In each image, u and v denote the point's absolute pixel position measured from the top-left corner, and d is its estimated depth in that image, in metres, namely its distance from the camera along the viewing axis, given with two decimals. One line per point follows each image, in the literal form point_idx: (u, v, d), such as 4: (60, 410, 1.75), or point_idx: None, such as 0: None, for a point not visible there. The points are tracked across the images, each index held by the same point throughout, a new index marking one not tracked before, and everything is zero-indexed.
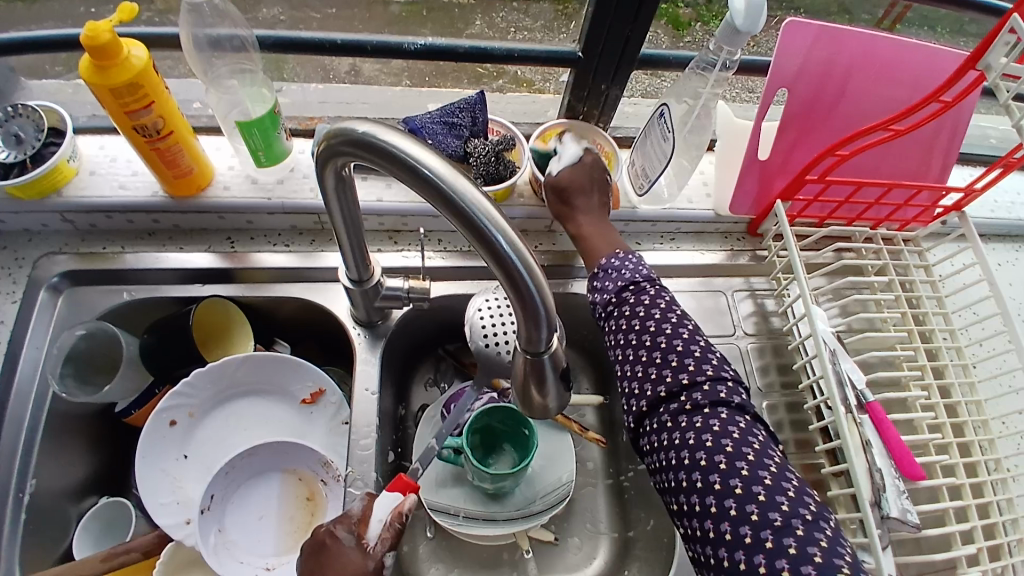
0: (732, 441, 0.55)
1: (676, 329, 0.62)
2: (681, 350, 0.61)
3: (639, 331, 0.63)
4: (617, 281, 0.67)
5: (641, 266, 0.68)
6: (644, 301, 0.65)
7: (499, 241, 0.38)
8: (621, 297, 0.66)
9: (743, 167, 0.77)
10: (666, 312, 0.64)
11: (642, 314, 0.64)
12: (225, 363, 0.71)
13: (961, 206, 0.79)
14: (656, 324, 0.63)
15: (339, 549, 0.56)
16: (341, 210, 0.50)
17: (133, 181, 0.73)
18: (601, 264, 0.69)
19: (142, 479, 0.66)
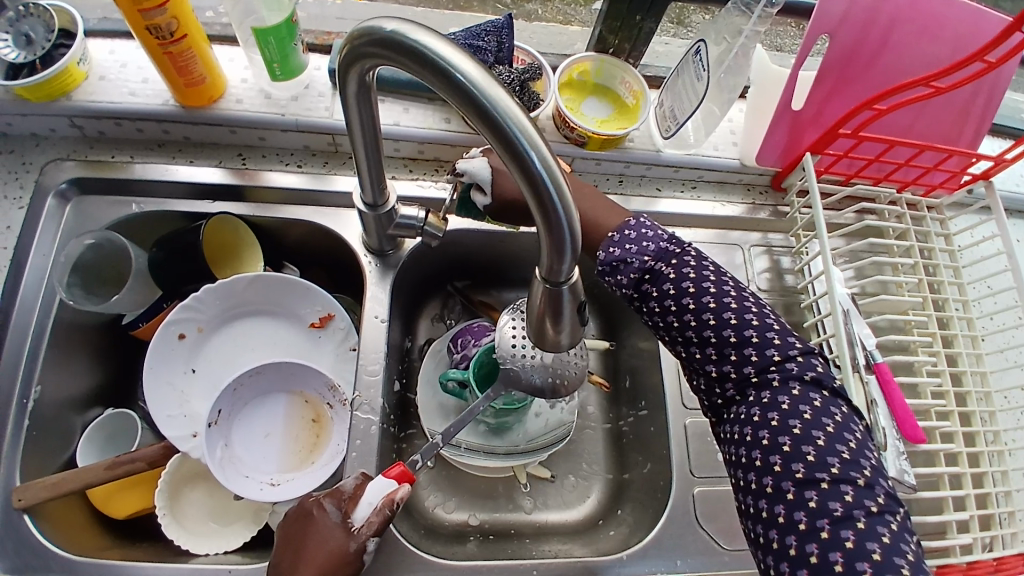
0: (800, 423, 0.53)
1: (721, 298, 0.58)
2: (736, 322, 0.57)
3: (680, 311, 0.59)
4: (630, 270, 0.61)
5: (657, 235, 0.62)
6: (677, 275, 0.60)
7: (529, 155, 0.36)
8: (641, 280, 0.61)
9: (774, 118, 0.75)
10: (708, 281, 0.59)
11: (687, 289, 0.59)
12: (233, 282, 0.70)
13: (989, 175, 0.76)
14: (704, 295, 0.59)
15: (324, 522, 0.57)
16: (359, 125, 0.48)
17: (144, 89, 0.70)
18: (611, 240, 0.62)
19: (149, 390, 0.66)
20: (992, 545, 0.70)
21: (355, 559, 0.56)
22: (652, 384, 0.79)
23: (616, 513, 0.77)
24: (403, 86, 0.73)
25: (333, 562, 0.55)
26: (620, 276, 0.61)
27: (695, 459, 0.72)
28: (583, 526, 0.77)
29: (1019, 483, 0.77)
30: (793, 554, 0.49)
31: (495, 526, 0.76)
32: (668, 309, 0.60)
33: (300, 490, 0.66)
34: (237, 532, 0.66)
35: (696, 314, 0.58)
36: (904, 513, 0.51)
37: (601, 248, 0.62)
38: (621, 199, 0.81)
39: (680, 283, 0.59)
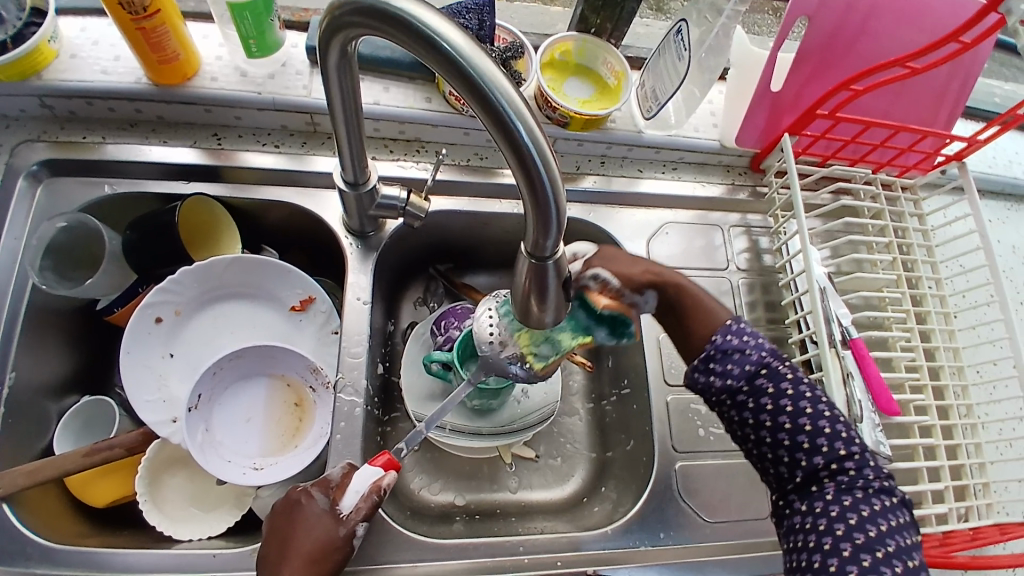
0: (856, 515, 0.52)
1: (816, 404, 0.56)
2: (829, 430, 0.55)
3: (774, 411, 0.56)
4: (745, 361, 0.58)
5: (763, 342, 0.59)
6: (776, 390, 0.56)
7: (516, 125, 0.37)
8: (755, 374, 0.58)
9: (753, 101, 0.75)
10: (806, 387, 0.57)
11: (779, 393, 0.56)
12: (211, 264, 0.69)
13: (962, 157, 0.78)
14: (785, 393, 0.56)
15: (311, 511, 0.56)
16: (340, 99, 0.48)
17: (116, 66, 0.68)
18: (715, 343, 0.59)
19: (127, 374, 0.65)
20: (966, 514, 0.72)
21: (345, 545, 0.56)
22: (635, 365, 0.79)
23: (599, 491, 0.78)
24: (382, 64, 0.72)
25: (322, 548, 0.55)
26: (729, 365, 0.58)
27: (677, 436, 0.73)
28: (568, 503, 0.78)
29: (990, 454, 0.79)
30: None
31: (480, 506, 0.77)
32: (762, 408, 0.57)
33: (284, 473, 0.65)
34: (219, 517, 0.66)
35: (790, 416, 0.56)
36: None
37: (716, 333, 0.59)
38: (603, 180, 0.81)
39: (779, 396, 0.56)
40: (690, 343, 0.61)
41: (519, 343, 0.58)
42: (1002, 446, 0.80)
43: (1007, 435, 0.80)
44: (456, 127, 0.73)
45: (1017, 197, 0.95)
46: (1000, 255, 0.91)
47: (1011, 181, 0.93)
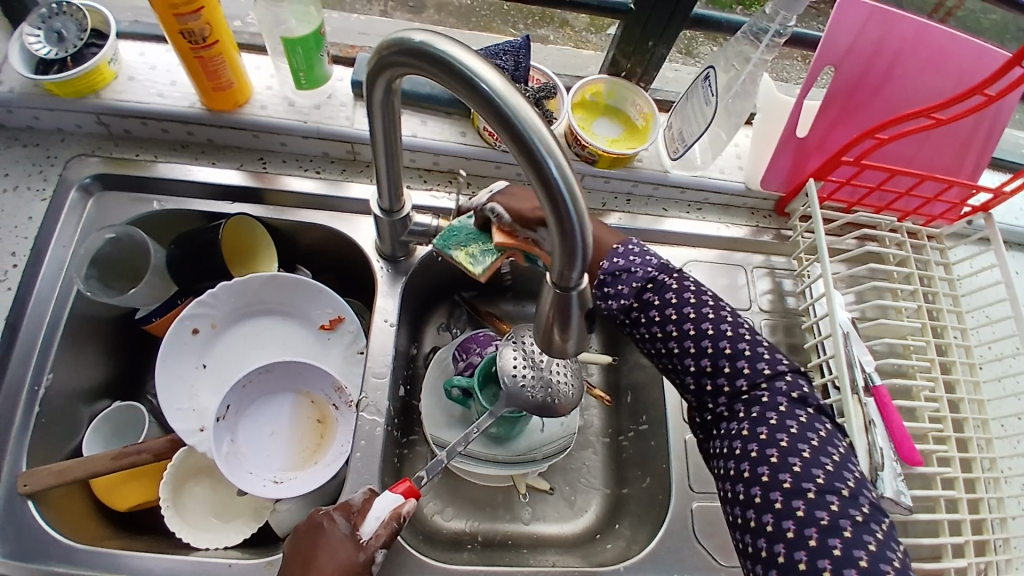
0: (767, 427, 0.55)
1: (699, 307, 0.61)
2: (713, 332, 0.60)
3: (662, 322, 0.61)
4: (633, 279, 0.63)
5: (649, 259, 0.64)
6: (668, 301, 0.62)
7: (548, 163, 0.39)
8: (643, 289, 0.63)
9: (780, 143, 0.77)
10: (692, 295, 0.62)
11: (673, 310, 0.61)
12: (248, 280, 0.72)
13: (988, 207, 0.79)
14: (685, 314, 0.61)
15: (332, 534, 0.57)
16: (382, 131, 0.51)
17: (171, 90, 0.73)
18: (603, 266, 0.64)
19: (160, 383, 0.68)
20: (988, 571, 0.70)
21: (365, 571, 0.56)
22: (654, 400, 0.80)
23: (614, 527, 0.78)
24: (421, 99, 0.75)
25: (343, 573, 0.55)
26: (621, 285, 0.63)
27: (694, 474, 0.73)
28: (581, 538, 0.78)
29: (1014, 510, 0.78)
30: (783, 561, 0.50)
31: (494, 536, 0.77)
32: (653, 319, 0.62)
33: (303, 488, 0.66)
34: (237, 528, 0.67)
35: (676, 324, 0.61)
36: (889, 524, 0.52)
37: (606, 257, 0.64)
38: (628, 217, 0.83)
39: (667, 310, 0.61)
40: (587, 266, 0.66)
41: (461, 263, 0.64)
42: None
43: None
44: (491, 161, 0.76)
45: None
46: None
47: None
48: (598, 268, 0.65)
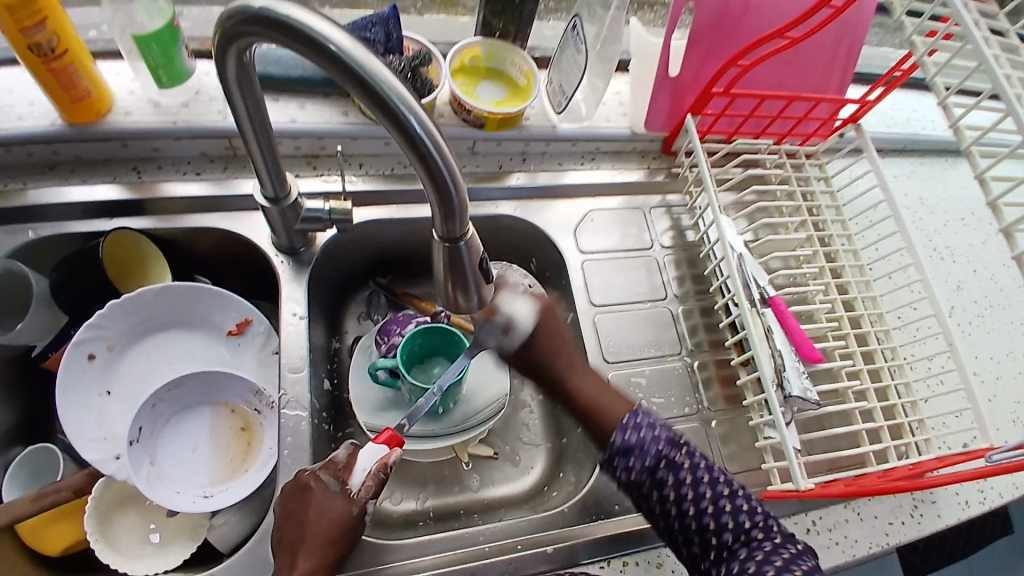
0: (772, 568, 0.51)
1: (715, 486, 0.56)
2: (732, 506, 0.55)
3: (677, 499, 0.55)
4: (646, 455, 0.57)
5: (658, 426, 0.59)
6: (678, 483, 0.56)
7: (410, 119, 0.40)
8: (656, 468, 0.57)
9: (655, 87, 0.81)
10: (707, 479, 0.56)
11: (688, 486, 0.56)
12: (140, 295, 0.68)
13: (856, 119, 0.84)
14: (701, 486, 0.56)
15: (323, 493, 0.57)
16: (246, 107, 0.49)
17: (31, 111, 0.68)
18: (615, 440, 0.58)
19: (63, 414, 0.64)
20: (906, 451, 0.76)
21: (359, 522, 0.57)
22: None
23: (560, 476, 0.80)
24: (296, 83, 0.74)
25: (337, 528, 0.56)
26: (632, 462, 0.57)
27: None
28: (531, 494, 0.79)
29: (922, 392, 0.84)
30: None
31: (445, 508, 0.77)
32: (666, 498, 0.56)
33: (235, 497, 0.65)
34: (175, 551, 0.64)
35: (694, 501, 0.55)
36: None
37: (617, 432, 0.58)
38: (528, 176, 0.84)
39: (681, 487, 0.56)
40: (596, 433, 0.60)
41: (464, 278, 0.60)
42: (932, 382, 0.85)
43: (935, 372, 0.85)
44: (377, 138, 0.76)
45: (916, 153, 1.02)
46: (906, 207, 0.97)
47: (909, 139, 1.00)
48: (609, 441, 0.59)
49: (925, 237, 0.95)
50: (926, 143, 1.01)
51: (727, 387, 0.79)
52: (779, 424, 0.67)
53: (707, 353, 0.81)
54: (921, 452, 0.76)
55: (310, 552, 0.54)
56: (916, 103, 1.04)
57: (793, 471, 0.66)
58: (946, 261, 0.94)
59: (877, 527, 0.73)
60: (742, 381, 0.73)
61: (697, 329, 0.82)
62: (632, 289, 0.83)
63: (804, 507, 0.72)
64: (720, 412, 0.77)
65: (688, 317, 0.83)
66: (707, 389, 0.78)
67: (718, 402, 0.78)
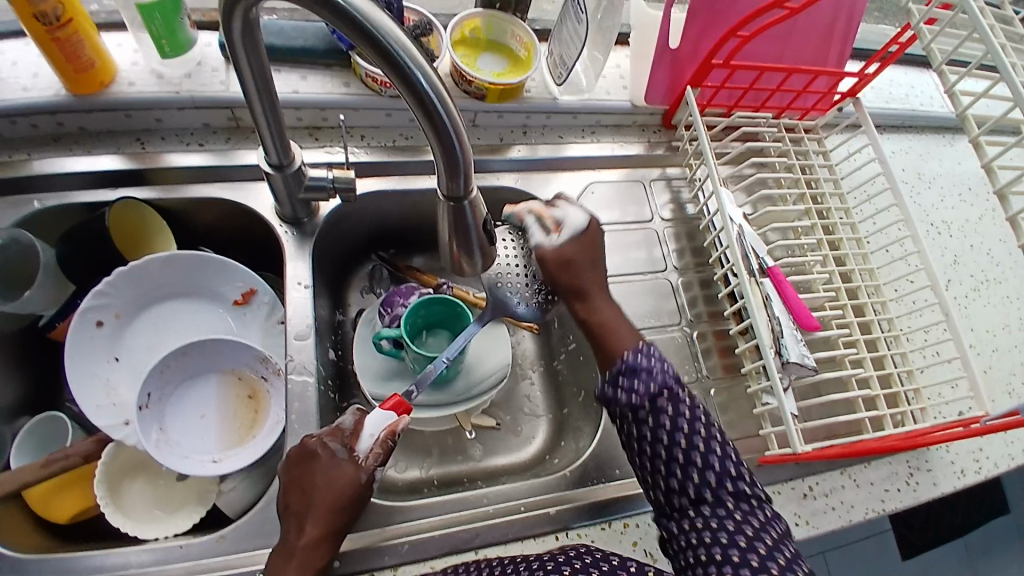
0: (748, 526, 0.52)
1: (710, 429, 0.56)
2: (722, 453, 0.55)
3: (671, 429, 0.55)
4: (651, 381, 0.57)
5: (667, 366, 0.59)
6: (674, 415, 0.56)
7: (418, 75, 0.41)
8: (656, 396, 0.57)
9: (655, 60, 0.81)
10: (701, 425, 0.56)
11: (684, 423, 0.55)
12: (147, 263, 0.69)
13: (855, 91, 0.84)
14: (698, 431, 0.55)
15: (330, 459, 0.58)
16: (249, 66, 0.49)
17: (36, 83, 0.69)
18: (625, 360, 0.59)
19: (72, 380, 0.65)
20: (903, 418, 0.76)
21: (365, 487, 0.59)
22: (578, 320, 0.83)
23: (560, 445, 0.81)
24: (297, 55, 0.75)
25: (345, 493, 0.57)
26: (637, 382, 0.57)
27: None
28: (534, 461, 0.80)
29: (919, 361, 0.84)
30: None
31: (449, 476, 0.78)
32: (659, 428, 0.55)
33: (244, 460, 0.66)
34: (184, 516, 0.65)
35: (685, 441, 0.55)
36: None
37: (630, 351, 0.59)
38: (530, 149, 0.85)
39: (677, 421, 0.55)
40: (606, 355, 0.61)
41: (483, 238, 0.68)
42: (928, 352, 0.85)
43: (932, 341, 0.86)
44: (379, 110, 0.76)
45: (914, 128, 1.03)
46: (904, 182, 0.98)
47: (907, 114, 1.01)
48: (617, 360, 0.60)
49: (922, 212, 0.96)
50: (924, 118, 1.01)
51: (726, 357, 0.80)
52: (777, 389, 0.67)
53: (707, 324, 0.82)
54: (917, 420, 0.77)
55: (319, 518, 0.56)
56: (914, 79, 1.04)
57: (789, 436, 0.67)
58: (943, 235, 0.94)
59: (872, 492, 0.74)
60: (741, 350, 0.74)
61: (697, 300, 0.83)
62: (631, 261, 0.84)
63: (800, 472, 0.73)
64: (720, 381, 0.78)
65: (688, 289, 0.84)
66: (706, 358, 0.80)
67: (717, 371, 0.79)
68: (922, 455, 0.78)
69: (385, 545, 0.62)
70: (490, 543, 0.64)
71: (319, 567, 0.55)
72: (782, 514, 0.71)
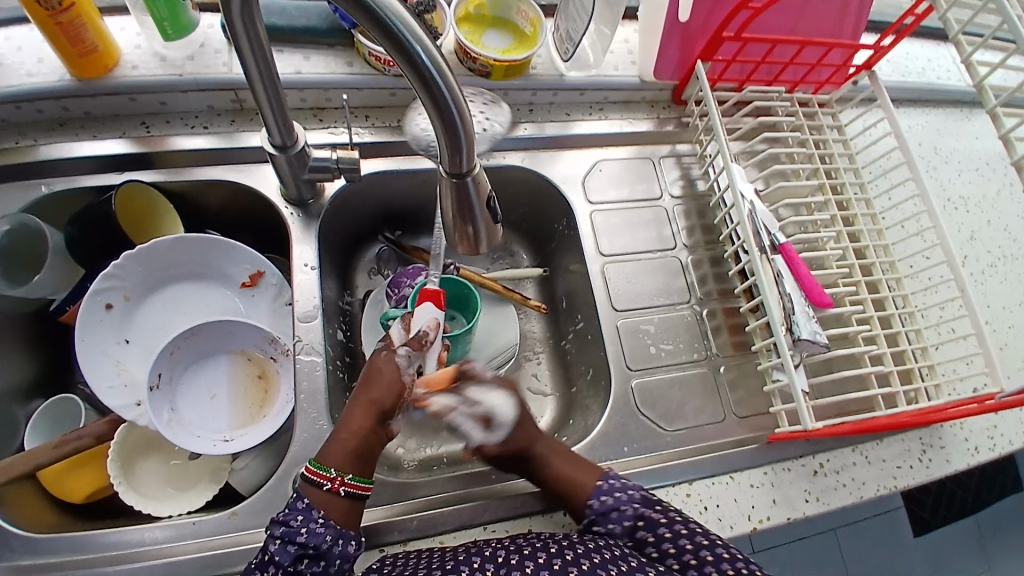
0: None
1: (695, 537, 0.59)
2: (696, 560, 0.57)
3: (654, 559, 0.59)
4: (623, 518, 0.61)
5: (630, 489, 0.62)
6: (656, 537, 0.59)
7: (417, 50, 0.40)
8: (635, 528, 0.60)
9: (663, 35, 0.79)
10: (687, 537, 0.59)
11: (668, 544, 0.59)
12: (153, 246, 0.69)
13: (870, 65, 0.81)
14: (682, 545, 0.58)
15: (385, 361, 0.61)
16: (247, 40, 0.48)
17: (40, 68, 0.69)
18: (592, 508, 0.61)
19: (84, 361, 0.66)
20: (915, 396, 0.75)
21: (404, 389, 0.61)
22: (586, 299, 0.82)
23: (569, 423, 0.80)
24: (300, 34, 0.74)
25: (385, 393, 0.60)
26: (611, 525, 0.61)
27: (630, 354, 0.76)
28: None
29: (932, 339, 0.83)
30: None
31: (459, 455, 0.79)
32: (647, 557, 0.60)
33: (254, 440, 0.67)
34: (197, 494, 0.66)
35: (675, 555, 0.58)
36: None
37: (591, 498, 0.61)
38: (536, 127, 0.84)
39: (661, 543, 0.59)
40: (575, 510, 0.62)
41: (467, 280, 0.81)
42: (943, 328, 0.84)
43: (948, 319, 0.84)
44: (383, 89, 0.76)
45: (932, 102, 1.00)
46: (920, 157, 0.95)
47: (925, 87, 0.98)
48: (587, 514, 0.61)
49: (939, 186, 0.93)
50: (942, 92, 0.98)
51: (736, 335, 0.79)
52: (789, 365, 0.67)
53: (716, 302, 0.81)
54: (930, 398, 0.75)
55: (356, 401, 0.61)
56: (932, 52, 1.01)
57: (800, 413, 0.66)
58: (960, 211, 0.92)
59: (884, 469, 0.74)
60: (751, 327, 0.73)
61: (706, 279, 0.82)
62: (639, 240, 0.83)
63: (810, 450, 0.73)
64: (730, 359, 0.78)
65: (697, 267, 0.83)
66: (716, 337, 0.79)
67: (726, 349, 0.78)
68: (935, 432, 0.77)
69: (394, 520, 0.63)
70: (497, 519, 0.64)
71: (356, 451, 0.58)
72: (792, 491, 0.70)
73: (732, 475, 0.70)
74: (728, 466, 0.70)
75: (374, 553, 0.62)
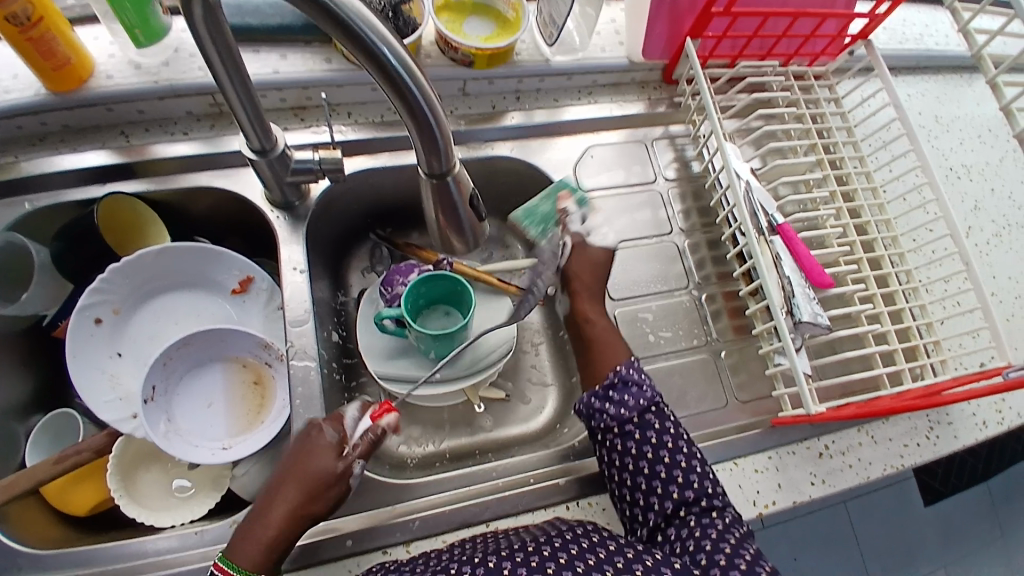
0: (711, 542, 0.56)
1: (675, 453, 0.61)
2: (683, 480, 0.60)
3: (638, 456, 0.61)
4: (625, 406, 0.63)
5: (647, 386, 0.64)
6: (641, 438, 0.61)
7: (384, 51, 0.39)
8: (628, 421, 0.62)
9: (650, 16, 0.77)
10: (666, 449, 0.61)
11: (651, 447, 0.61)
12: (140, 257, 0.69)
13: (865, 33, 0.79)
14: (660, 453, 0.61)
15: (320, 446, 0.58)
16: (210, 37, 0.45)
17: (15, 83, 0.67)
18: (619, 374, 0.65)
19: (78, 376, 0.66)
20: (921, 373, 0.74)
21: (340, 481, 0.57)
22: None
23: (570, 415, 0.80)
24: (275, 33, 0.72)
25: (318, 482, 0.56)
26: (608, 407, 0.63)
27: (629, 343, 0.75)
28: (544, 433, 0.79)
29: (938, 314, 0.81)
30: None
31: (460, 450, 0.78)
32: (628, 451, 0.61)
33: (252, 447, 0.67)
34: (197, 503, 0.66)
35: (651, 462, 0.60)
36: None
37: (624, 365, 0.66)
38: (525, 114, 0.82)
39: (644, 446, 0.61)
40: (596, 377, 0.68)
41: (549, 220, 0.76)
42: (948, 303, 0.82)
43: (952, 292, 0.82)
44: (363, 84, 0.74)
45: (931, 68, 0.97)
46: (920, 126, 0.92)
47: (925, 53, 0.94)
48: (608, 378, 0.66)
49: (940, 156, 0.91)
50: (940, 57, 0.95)
51: (736, 319, 0.78)
52: (789, 350, 0.65)
53: (716, 286, 0.80)
54: (936, 374, 0.74)
55: (289, 498, 0.55)
56: (929, 16, 0.97)
57: (803, 398, 0.65)
58: (963, 180, 0.90)
59: (890, 449, 0.72)
60: (751, 312, 0.72)
61: (704, 263, 0.80)
62: (634, 225, 0.82)
63: (815, 433, 0.72)
64: (731, 344, 0.76)
65: (695, 251, 0.81)
66: (715, 322, 0.78)
67: (726, 334, 0.77)
68: (942, 408, 0.75)
69: (397, 521, 0.63)
70: (498, 517, 0.64)
71: (277, 553, 0.54)
72: (798, 476, 0.69)
73: (736, 461, 0.69)
74: (731, 453, 0.69)
75: (376, 554, 0.61)
